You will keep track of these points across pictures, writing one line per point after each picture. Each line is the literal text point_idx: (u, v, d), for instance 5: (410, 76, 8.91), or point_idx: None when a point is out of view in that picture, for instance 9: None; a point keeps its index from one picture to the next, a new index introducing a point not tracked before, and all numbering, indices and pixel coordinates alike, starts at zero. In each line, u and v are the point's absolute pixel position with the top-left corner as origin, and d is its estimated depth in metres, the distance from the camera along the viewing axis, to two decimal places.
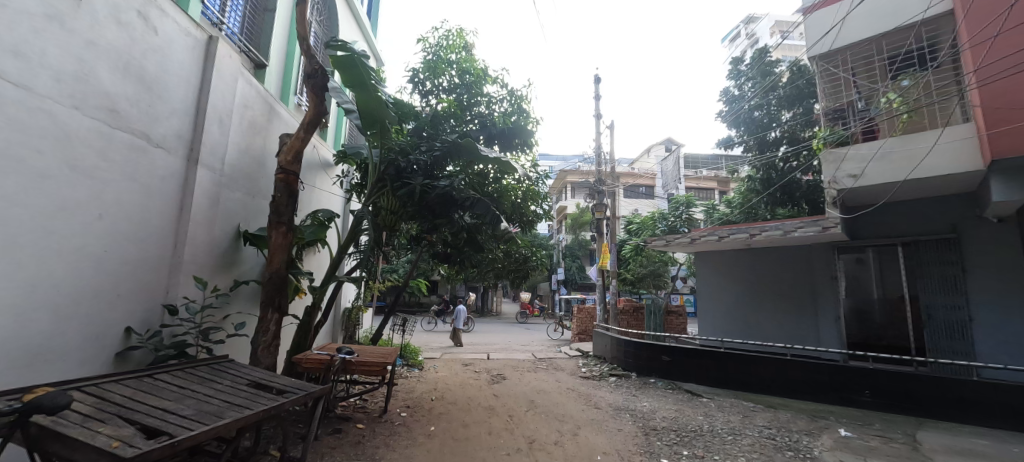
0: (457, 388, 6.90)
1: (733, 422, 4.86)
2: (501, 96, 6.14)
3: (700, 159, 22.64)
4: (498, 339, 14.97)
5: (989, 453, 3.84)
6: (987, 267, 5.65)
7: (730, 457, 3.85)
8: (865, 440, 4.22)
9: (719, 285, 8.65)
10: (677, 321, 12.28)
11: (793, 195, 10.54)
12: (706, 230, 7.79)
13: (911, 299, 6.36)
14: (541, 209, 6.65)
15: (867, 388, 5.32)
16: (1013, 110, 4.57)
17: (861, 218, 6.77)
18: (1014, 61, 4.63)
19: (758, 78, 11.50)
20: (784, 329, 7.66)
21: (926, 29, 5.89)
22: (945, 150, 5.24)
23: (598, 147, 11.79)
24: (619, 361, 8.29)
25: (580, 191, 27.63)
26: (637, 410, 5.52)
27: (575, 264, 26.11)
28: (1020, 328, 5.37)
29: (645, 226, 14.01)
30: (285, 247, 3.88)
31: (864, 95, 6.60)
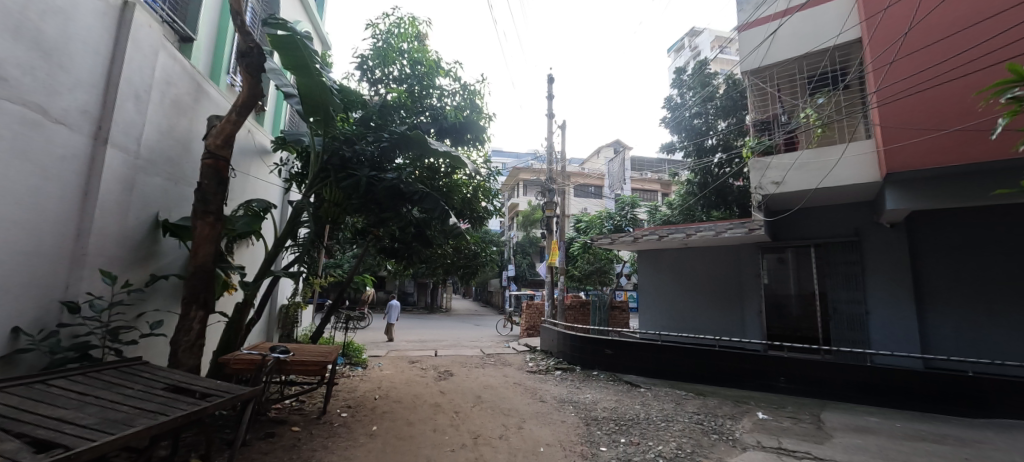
0: (402, 386, 6.74)
1: (666, 410, 5.18)
2: (453, 89, 6.06)
3: (646, 162, 23.81)
4: (446, 335, 14.85)
5: (878, 428, 4.39)
6: (880, 267, 6.44)
7: (663, 442, 4.09)
8: (779, 421, 4.67)
9: (658, 282, 9.17)
10: (620, 316, 12.88)
11: (726, 199, 11.39)
12: (648, 229, 8.27)
13: (821, 294, 7.11)
14: (493, 206, 6.66)
15: (782, 375, 5.88)
16: (906, 130, 5.25)
17: (782, 221, 7.46)
18: (907, 86, 5.31)
19: (696, 88, 12.34)
20: (714, 323, 8.27)
21: (839, 53, 6.59)
22: (850, 162, 5.91)
23: (550, 145, 12.00)
24: (565, 355, 8.53)
25: (532, 189, 28.00)
26: (580, 402, 5.71)
27: (525, 260, 26.47)
28: (905, 319, 6.18)
29: (592, 225, 14.47)
30: (212, 238, 3.57)
31: (787, 109, 7.23)
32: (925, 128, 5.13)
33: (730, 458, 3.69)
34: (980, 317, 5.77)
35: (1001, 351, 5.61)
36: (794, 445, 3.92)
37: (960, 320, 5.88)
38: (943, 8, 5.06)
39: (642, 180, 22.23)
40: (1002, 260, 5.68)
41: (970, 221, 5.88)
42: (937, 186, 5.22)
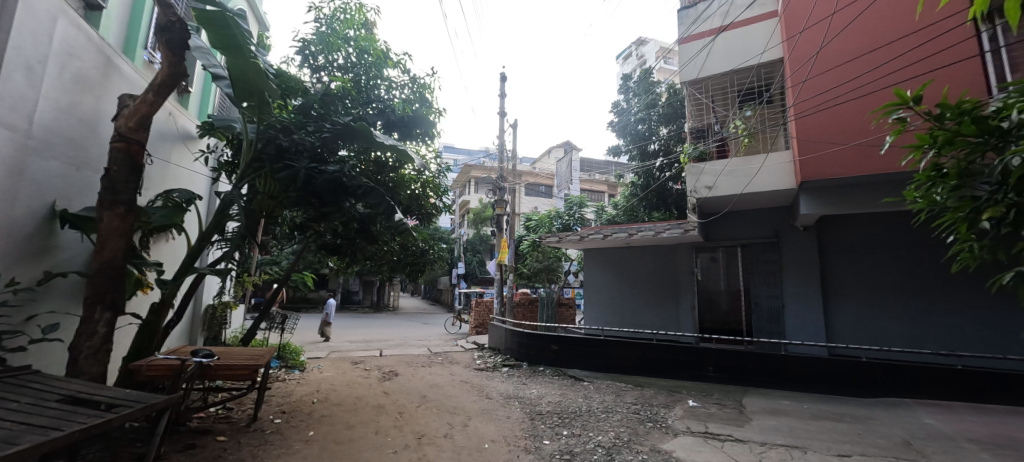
0: (343, 388, 6.46)
1: (607, 401, 5.41)
2: (402, 81, 5.89)
3: (594, 163, 24.63)
4: (393, 335, 14.46)
5: (790, 410, 4.88)
6: (795, 266, 7.13)
7: (603, 433, 4.26)
8: (706, 408, 5.05)
9: (602, 280, 9.54)
10: (567, 313, 13.24)
11: (666, 201, 12.10)
12: (593, 229, 8.59)
13: (746, 291, 7.76)
14: (442, 202, 6.57)
15: (711, 365, 6.35)
16: (816, 143, 5.86)
17: (714, 223, 8.03)
18: (816, 103, 5.94)
19: (641, 94, 12.97)
20: (653, 318, 8.75)
21: (764, 70, 7.21)
22: (771, 170, 6.49)
23: (501, 143, 12.04)
24: (512, 352, 8.62)
25: (483, 186, 27.94)
26: (525, 397, 5.80)
27: (476, 258, 26.40)
28: (813, 313, 6.91)
29: (542, 223, 14.73)
30: (122, 231, 3.20)
31: (719, 119, 7.79)
32: (832, 142, 5.77)
33: (663, 444, 3.93)
34: (873, 310, 6.58)
35: (890, 340, 6.44)
36: (718, 428, 4.25)
37: (858, 313, 6.68)
38: (847, 37, 5.74)
39: (590, 180, 22.98)
40: (891, 260, 6.50)
41: (867, 226, 6.68)
42: (842, 195, 5.88)
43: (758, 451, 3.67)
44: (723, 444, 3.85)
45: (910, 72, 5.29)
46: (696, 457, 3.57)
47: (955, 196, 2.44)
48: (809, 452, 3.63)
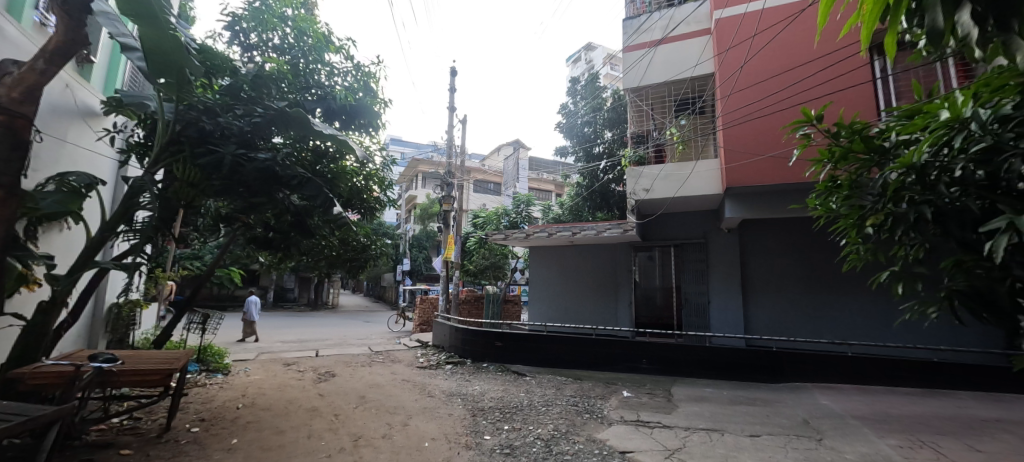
0: (273, 391, 6.07)
1: (548, 395, 5.57)
2: (345, 68, 5.62)
3: (543, 163, 25.09)
4: (331, 334, 13.78)
5: (711, 397, 5.32)
6: (720, 266, 7.72)
7: (542, 426, 4.38)
8: (639, 397, 5.36)
9: (546, 277, 9.77)
10: (512, 310, 13.39)
11: (608, 202, 12.63)
12: (539, 227, 8.78)
13: (677, 288, 8.30)
14: (387, 197, 6.37)
15: (644, 357, 6.74)
16: (737, 153, 6.40)
17: (650, 224, 8.51)
18: (738, 116, 6.49)
19: (588, 98, 13.43)
20: (594, 314, 9.12)
21: (697, 83, 7.75)
22: (700, 176, 7.00)
23: (450, 138, 11.87)
24: (456, 349, 8.57)
25: (431, 181, 27.39)
26: (468, 394, 5.80)
27: (422, 254, 25.89)
28: (734, 308, 7.54)
29: (489, 220, 14.73)
30: (2, 219, 2.75)
31: (657, 126, 8.26)
32: (751, 151, 6.32)
33: (597, 433, 4.12)
34: (783, 305, 7.32)
35: (798, 332, 7.20)
36: (649, 416, 4.54)
37: (772, 307, 7.40)
38: (764, 58, 6.36)
39: (537, 180, 23.38)
40: (800, 261, 7.26)
41: (781, 229, 7.42)
42: (761, 200, 6.46)
43: (682, 435, 3.96)
44: (653, 430, 4.12)
45: (815, 92, 5.98)
46: (628, 444, 3.78)
47: (847, 205, 2.75)
48: (726, 434, 3.98)
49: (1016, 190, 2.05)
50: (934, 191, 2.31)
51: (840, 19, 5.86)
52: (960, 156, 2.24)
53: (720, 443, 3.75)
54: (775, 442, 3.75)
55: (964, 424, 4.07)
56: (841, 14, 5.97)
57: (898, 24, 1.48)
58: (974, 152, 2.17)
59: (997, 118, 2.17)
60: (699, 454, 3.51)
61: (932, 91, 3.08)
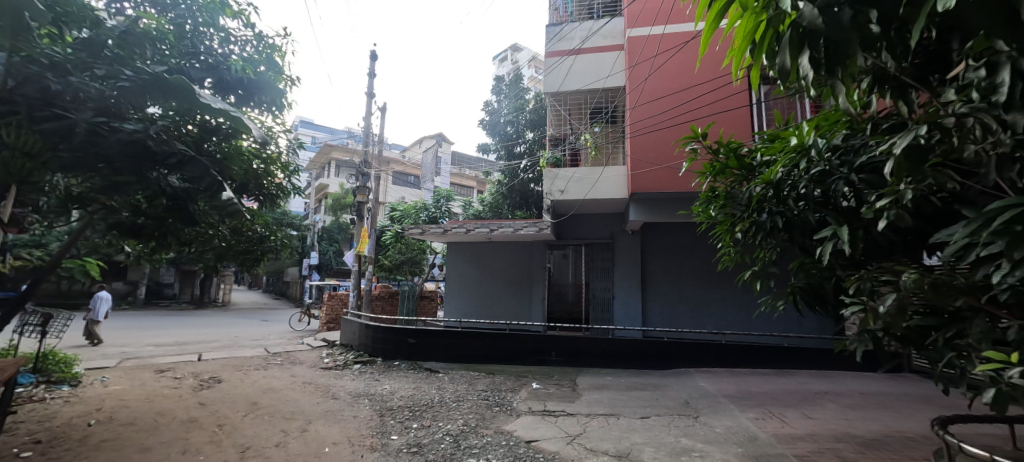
0: (139, 402, 5.22)
1: (459, 391, 5.58)
2: (244, 36, 5.00)
3: (465, 159, 24.98)
4: (220, 335, 12.25)
5: (611, 385, 5.78)
6: (623, 264, 8.38)
7: (452, 421, 4.39)
8: (546, 388, 5.62)
9: (463, 273, 9.75)
10: (428, 306, 13.15)
11: (527, 201, 13.00)
12: (457, 223, 8.77)
13: (586, 285, 8.83)
14: (290, 183, 5.88)
15: (554, 351, 7.07)
16: (641, 162, 7.00)
17: (564, 224, 8.93)
18: (641, 126, 7.07)
19: (511, 98, 13.73)
20: (508, 309, 9.34)
21: (609, 93, 8.31)
22: (608, 180, 7.52)
23: (367, 126, 11.23)
24: (366, 348, 8.17)
25: (345, 170, 25.65)
26: (376, 394, 5.58)
27: (332, 248, 24.18)
28: (634, 303, 8.24)
29: (407, 214, 14.10)
30: None
31: (573, 131, 8.68)
32: (652, 161, 6.98)
33: (506, 425, 4.24)
34: (674, 300, 8.20)
35: (685, 324, 8.12)
36: (554, 406, 4.79)
37: (665, 302, 8.23)
38: (664, 76, 7.03)
39: (459, 175, 23.23)
40: (689, 261, 8.18)
41: (674, 232, 8.30)
42: (659, 205, 7.10)
43: (583, 421, 4.24)
44: (557, 419, 4.35)
45: (703, 112, 6.77)
46: (534, 433, 3.96)
47: (723, 212, 3.20)
48: (621, 417, 4.35)
49: (839, 206, 2.50)
50: (786, 204, 2.73)
51: (719, 50, 6.76)
52: (804, 176, 2.66)
53: (615, 426, 4.09)
54: (661, 421, 4.20)
55: (802, 397, 4.96)
56: (719, 46, 6.89)
57: (759, 62, 1.77)
58: (814, 173, 2.59)
59: (831, 146, 2.61)
60: (597, 437, 3.79)
61: (791, 119, 3.65)
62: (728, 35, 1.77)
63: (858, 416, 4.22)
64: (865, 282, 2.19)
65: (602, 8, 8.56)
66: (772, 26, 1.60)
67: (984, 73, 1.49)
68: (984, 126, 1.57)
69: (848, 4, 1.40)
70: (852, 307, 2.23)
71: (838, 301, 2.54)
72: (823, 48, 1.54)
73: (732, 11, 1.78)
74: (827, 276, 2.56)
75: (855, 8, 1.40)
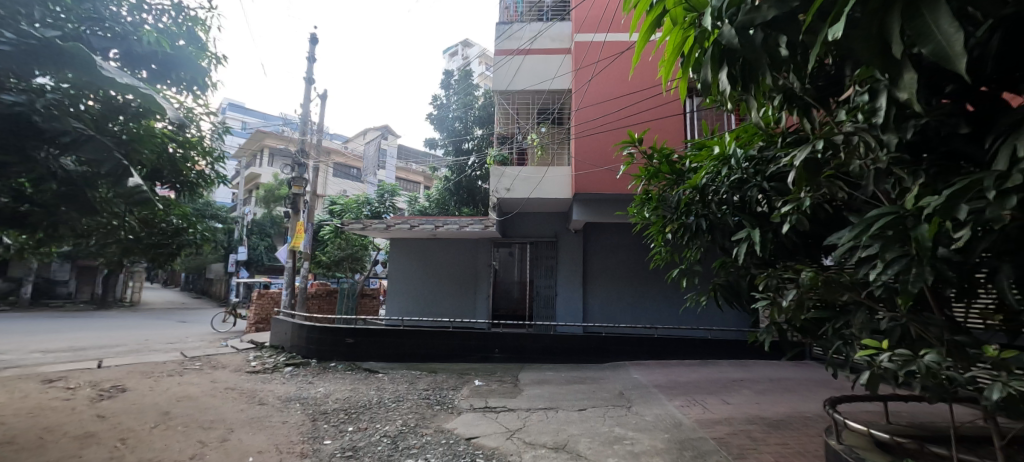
0: (18, 418, 4.51)
1: (399, 391, 5.44)
2: (160, 5, 4.47)
3: (412, 153, 24.36)
4: (126, 338, 10.93)
5: (552, 379, 5.94)
6: (566, 262, 8.61)
7: (390, 422, 4.26)
8: (488, 385, 5.65)
9: (406, 269, 9.50)
10: (369, 304, 12.68)
11: (474, 198, 12.93)
12: (400, 218, 8.53)
13: (530, 282, 8.96)
14: (212, 172, 5.41)
15: (497, 348, 7.12)
16: (583, 163, 7.24)
17: (510, 221, 8.98)
18: (584, 128, 7.31)
19: (460, 94, 13.60)
20: (452, 307, 9.27)
21: (555, 95, 8.49)
22: (551, 180, 7.68)
23: (305, 114, 10.54)
24: (299, 349, 7.70)
25: (280, 159, 23.91)
26: (309, 398, 5.27)
27: (264, 243, 22.47)
28: (575, 300, 8.50)
29: (348, 208, 13.44)
30: None
31: (520, 130, 8.76)
32: (593, 163, 7.24)
33: (446, 423, 4.20)
34: (612, 296, 8.58)
35: (622, 319, 8.52)
36: (495, 402, 4.82)
37: (605, 298, 8.59)
38: (606, 81, 7.32)
39: (405, 170, 22.59)
40: (627, 259, 8.60)
41: (615, 232, 8.67)
42: (600, 206, 7.40)
43: (523, 416, 4.32)
44: (497, 415, 4.38)
45: (640, 118, 7.13)
46: (473, 430, 3.96)
47: (655, 214, 3.40)
48: (559, 410, 4.49)
49: (753, 211, 2.74)
50: (709, 207, 2.96)
51: (652, 61, 7.18)
52: (725, 182, 2.90)
53: (553, 419, 4.21)
54: (597, 413, 4.38)
55: (721, 384, 5.43)
56: (651, 57, 7.32)
57: (686, 74, 1.89)
58: (732, 180, 2.84)
59: (747, 156, 2.86)
60: (535, 431, 3.87)
61: (717, 130, 3.93)
62: (660, 46, 1.87)
63: (766, 400, 4.69)
64: (772, 279, 2.43)
65: (551, 11, 8.73)
66: (699, 42, 1.72)
67: (867, 98, 1.71)
68: (866, 144, 1.80)
69: (760, 27, 1.55)
70: (762, 302, 2.46)
71: (750, 297, 2.79)
72: (739, 66, 1.70)
73: (664, 25, 1.89)
74: (742, 274, 2.80)
75: (766, 31, 1.54)
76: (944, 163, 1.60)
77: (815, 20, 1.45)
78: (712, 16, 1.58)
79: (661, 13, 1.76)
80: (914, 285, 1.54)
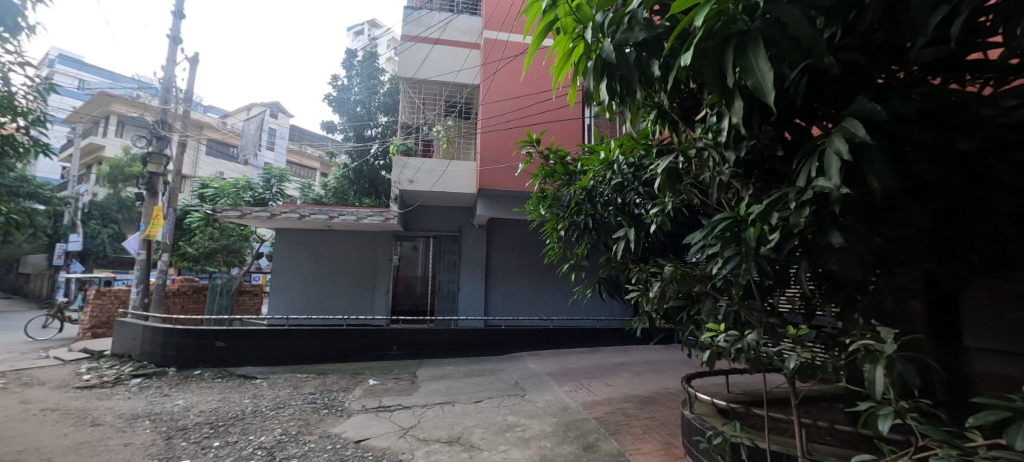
0: None
1: (281, 396, 4.94)
2: None
3: (308, 135, 22.17)
4: None
5: (451, 373, 5.94)
6: (471, 257, 8.66)
7: (267, 432, 3.85)
8: (384, 384, 5.44)
9: (295, 263, 8.65)
10: (248, 302, 11.30)
11: (376, 188, 12.24)
12: (288, 207, 7.70)
13: (433, 277, 8.77)
14: (26, 137, 4.28)
15: (395, 344, 6.89)
16: (487, 158, 7.33)
17: (413, 214, 8.70)
18: (488, 124, 7.40)
19: (364, 77, 12.80)
20: (348, 303, 8.73)
21: (463, 88, 8.43)
22: (456, 173, 7.62)
23: (168, 78, 8.89)
24: (152, 357, 6.51)
25: (132, 129, 19.82)
26: (163, 413, 4.50)
27: (107, 230, 18.44)
28: (477, 293, 8.60)
29: (222, 192, 11.70)
30: None
31: (427, 121, 8.52)
32: (496, 160, 7.37)
33: (334, 427, 3.94)
34: (514, 290, 8.86)
35: (521, 312, 8.86)
36: (390, 401, 4.66)
37: (506, 292, 8.83)
38: (507, 80, 7.49)
39: (299, 154, 20.50)
40: (528, 254, 8.97)
41: (518, 228, 8.97)
42: (502, 202, 7.58)
43: (418, 412, 4.24)
44: (392, 414, 4.24)
45: (539, 119, 7.42)
46: (364, 432, 3.77)
47: (549, 211, 3.60)
48: (456, 404, 4.51)
49: (631, 212, 3.05)
50: (596, 207, 3.24)
51: (545, 65, 7.54)
52: (608, 185, 3.19)
53: (449, 414, 4.21)
54: (492, 403, 4.51)
55: (605, 369, 5.98)
56: (545, 61, 7.69)
57: (574, 81, 2.03)
58: (615, 183, 3.15)
59: (628, 163, 3.16)
60: (430, 427, 3.84)
61: (606, 136, 4.27)
62: (552, 51, 1.98)
63: (640, 380, 5.30)
64: (643, 273, 2.74)
65: (462, 4, 8.65)
66: (585, 52, 1.86)
67: (714, 119, 2.02)
68: (713, 158, 2.12)
69: (635, 46, 1.74)
70: (634, 293, 2.76)
71: (627, 289, 3.11)
72: (618, 78, 1.88)
73: (555, 33, 2.00)
74: (621, 268, 3.10)
75: (639, 51, 1.74)
76: (766, 178, 1.95)
77: (675, 46, 1.67)
78: (595, 30, 1.72)
79: (551, 21, 1.86)
80: (742, 277, 1.87)
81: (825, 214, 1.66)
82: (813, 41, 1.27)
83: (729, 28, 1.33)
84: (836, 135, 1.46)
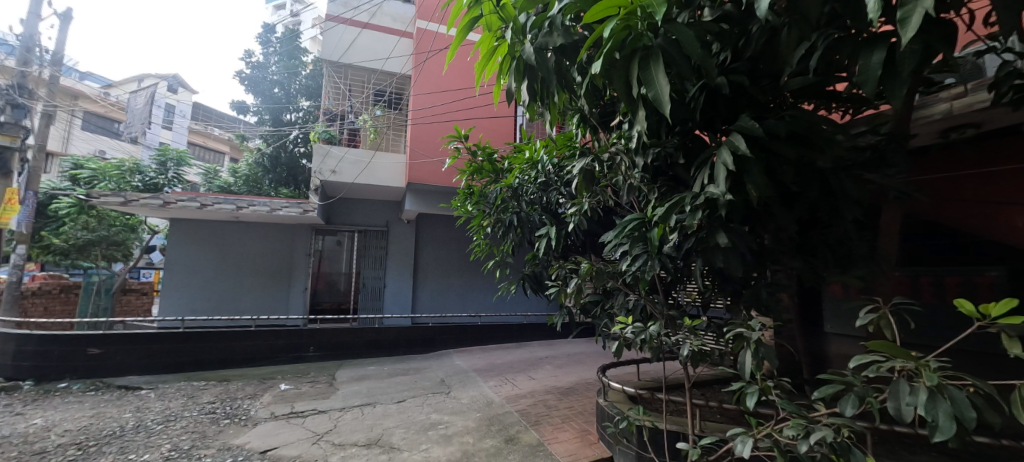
0: None
1: (172, 408, 4.39)
2: None
3: (214, 114, 19.81)
4: None
5: (373, 374, 5.71)
6: (399, 252, 8.40)
7: (151, 449, 3.40)
8: (298, 388, 5.08)
9: (195, 258, 7.72)
10: (134, 302, 9.88)
11: (296, 178, 11.32)
12: (186, 194, 6.83)
13: (356, 273, 8.28)
14: None
15: (312, 345, 6.46)
16: (415, 152, 7.14)
17: (335, 206, 8.20)
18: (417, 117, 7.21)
19: (284, 56, 11.80)
20: (259, 301, 8.00)
21: (394, 77, 8.10)
22: (383, 165, 7.31)
23: (29, 35, 7.41)
24: None
25: None
26: (12, 436, 3.77)
27: None
28: (404, 290, 8.35)
29: (101, 174, 10.03)
30: None
31: (353, 109, 8.06)
32: (425, 154, 7.22)
33: (235, 439, 3.59)
34: (443, 287, 8.74)
35: (450, 309, 8.77)
36: (303, 406, 4.36)
37: (435, 289, 8.68)
38: (434, 73, 7.34)
39: (203, 134, 18.25)
40: (458, 250, 8.91)
41: (449, 224, 8.87)
42: (430, 197, 7.46)
43: (335, 416, 4.03)
44: (304, 420, 3.97)
45: (467, 114, 7.36)
46: (272, 441, 3.49)
47: (476, 207, 3.60)
48: (377, 405, 4.35)
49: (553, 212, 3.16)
50: (521, 206, 3.31)
51: (470, 61, 7.46)
52: (534, 185, 3.27)
53: (370, 415, 4.05)
54: (415, 402, 4.42)
55: (530, 363, 6.15)
56: (470, 57, 7.63)
57: (498, 78, 2.04)
58: (539, 183, 3.24)
59: (552, 163, 3.26)
60: (347, 430, 3.66)
61: (534, 137, 4.36)
62: (477, 47, 1.98)
63: (562, 373, 5.53)
64: (563, 269, 2.85)
65: None
66: (508, 52, 1.89)
67: (627, 126, 2.17)
68: (625, 162, 2.27)
69: (555, 51, 1.80)
70: (554, 289, 2.86)
71: (548, 285, 3.22)
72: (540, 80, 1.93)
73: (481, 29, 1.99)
74: (544, 265, 3.20)
75: (558, 56, 1.81)
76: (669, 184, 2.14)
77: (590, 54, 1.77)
78: (518, 31, 1.76)
79: (476, 17, 1.86)
80: (647, 274, 2.04)
81: (715, 217, 1.87)
82: (703, 62, 1.41)
83: (636, 43, 1.44)
84: (723, 147, 1.65)
